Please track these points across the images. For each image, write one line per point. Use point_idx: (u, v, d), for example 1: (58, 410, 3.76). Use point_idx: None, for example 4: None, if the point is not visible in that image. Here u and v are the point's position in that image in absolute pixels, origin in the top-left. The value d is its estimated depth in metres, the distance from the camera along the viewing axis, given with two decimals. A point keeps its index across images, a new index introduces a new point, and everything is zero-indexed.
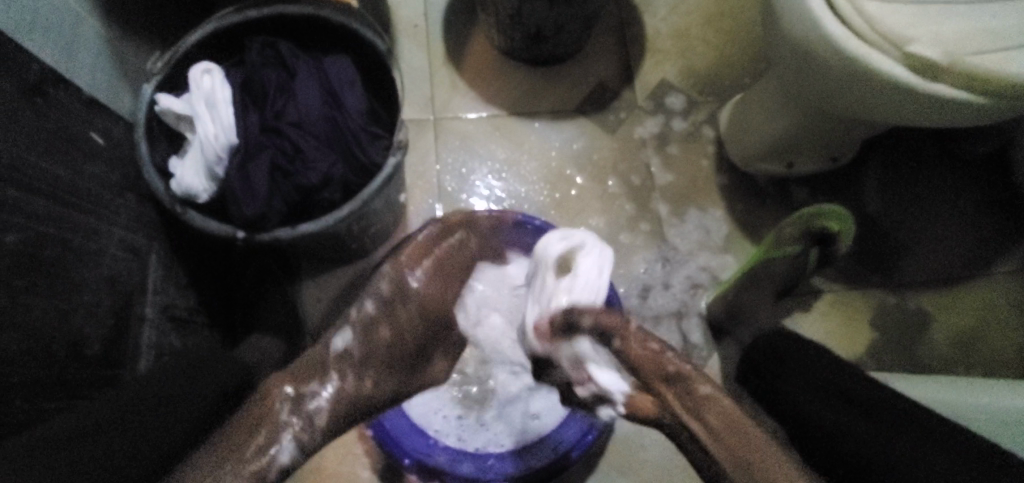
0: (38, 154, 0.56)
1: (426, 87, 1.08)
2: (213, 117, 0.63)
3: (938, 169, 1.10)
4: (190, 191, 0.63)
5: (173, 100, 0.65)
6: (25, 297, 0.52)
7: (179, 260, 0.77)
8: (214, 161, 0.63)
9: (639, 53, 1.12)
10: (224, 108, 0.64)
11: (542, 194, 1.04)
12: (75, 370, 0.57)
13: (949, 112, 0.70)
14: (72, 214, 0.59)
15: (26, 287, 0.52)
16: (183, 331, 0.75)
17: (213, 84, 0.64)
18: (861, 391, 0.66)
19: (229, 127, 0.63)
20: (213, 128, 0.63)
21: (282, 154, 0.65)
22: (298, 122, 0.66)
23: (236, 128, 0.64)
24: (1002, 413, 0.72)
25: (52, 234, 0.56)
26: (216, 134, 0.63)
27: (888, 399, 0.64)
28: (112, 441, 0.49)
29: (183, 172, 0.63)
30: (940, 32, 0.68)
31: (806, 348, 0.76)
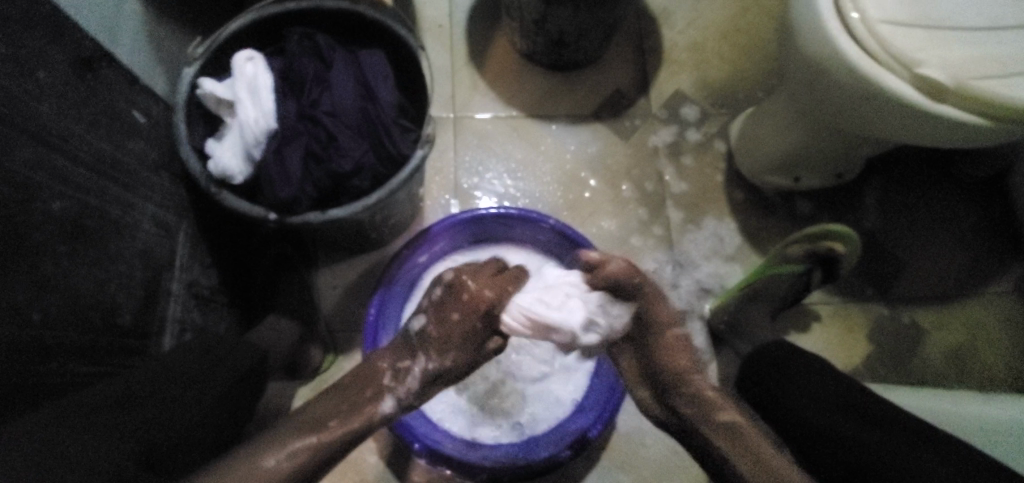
0: (86, 128, 0.58)
1: (447, 85, 1.10)
2: (256, 101, 0.65)
3: (938, 190, 1.14)
4: (228, 173, 0.65)
5: (217, 84, 0.67)
6: (66, 265, 0.54)
7: (203, 240, 0.78)
8: (252, 145, 0.65)
9: (655, 63, 1.16)
10: (265, 95, 0.66)
11: (555, 195, 1.07)
12: (108, 339, 0.60)
13: (954, 133, 0.73)
14: (113, 188, 0.61)
15: (67, 256, 0.54)
16: (205, 309, 0.77)
17: (255, 71, 0.66)
18: (874, 406, 0.70)
19: (269, 112, 0.65)
20: (255, 111, 0.65)
21: (316, 141, 0.67)
22: (332, 111, 0.68)
23: (275, 113, 0.66)
24: (996, 426, 0.75)
25: (95, 206, 0.58)
26: (258, 117, 0.65)
27: (896, 417, 0.67)
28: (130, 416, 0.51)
29: (223, 153, 0.65)
30: (949, 57, 0.71)
31: (810, 357, 0.79)
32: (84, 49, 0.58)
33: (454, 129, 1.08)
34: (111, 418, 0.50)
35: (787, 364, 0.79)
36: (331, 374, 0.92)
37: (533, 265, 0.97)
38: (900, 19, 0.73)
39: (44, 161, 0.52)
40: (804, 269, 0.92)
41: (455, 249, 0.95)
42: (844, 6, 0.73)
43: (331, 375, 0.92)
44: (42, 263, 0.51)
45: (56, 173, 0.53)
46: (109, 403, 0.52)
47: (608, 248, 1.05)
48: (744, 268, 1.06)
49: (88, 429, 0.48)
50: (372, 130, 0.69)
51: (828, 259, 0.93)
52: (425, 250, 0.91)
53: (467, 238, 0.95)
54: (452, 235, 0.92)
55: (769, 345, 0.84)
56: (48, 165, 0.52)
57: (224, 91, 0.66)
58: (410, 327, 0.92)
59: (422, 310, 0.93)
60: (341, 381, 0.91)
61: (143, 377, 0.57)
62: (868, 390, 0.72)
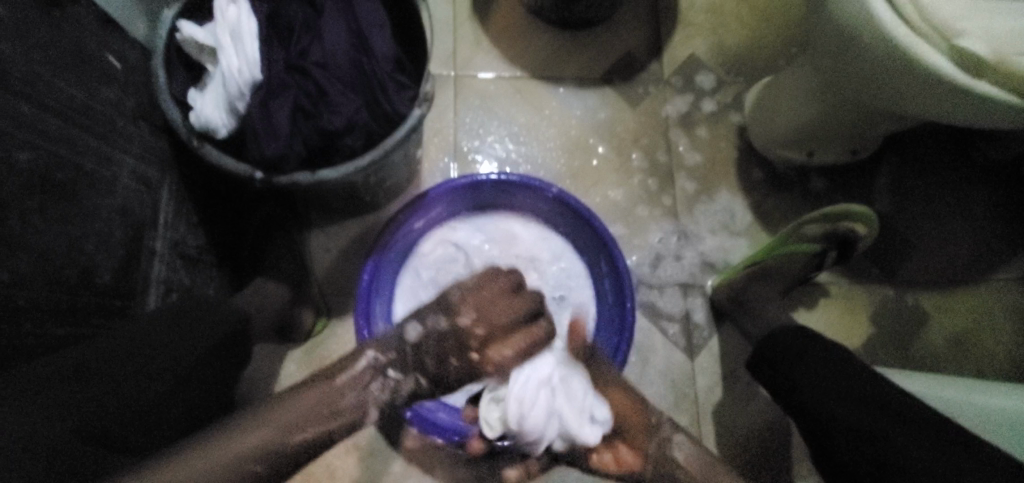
0: (54, 72, 0.53)
1: (449, 40, 1.04)
2: (240, 49, 0.60)
3: (956, 172, 1.10)
4: (210, 127, 0.61)
5: (200, 30, 0.62)
6: (36, 223, 0.51)
7: (188, 194, 0.75)
8: (235, 96, 0.60)
9: (670, 25, 1.09)
10: (249, 41, 0.60)
11: (558, 162, 1.03)
12: (86, 298, 0.57)
13: (986, 112, 0.68)
14: (87, 138, 0.57)
15: (34, 215, 0.50)
16: (191, 269, 0.74)
17: (239, 15, 0.61)
18: (887, 396, 0.67)
19: (253, 61, 0.60)
20: (239, 60, 0.60)
21: (305, 95, 0.63)
22: (325, 63, 0.64)
23: (260, 63, 0.61)
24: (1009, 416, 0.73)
25: (67, 157, 0.54)
26: (241, 66, 0.60)
27: (918, 412, 0.65)
28: (80, 394, 0.50)
29: (204, 105, 0.61)
30: (992, 27, 0.66)
31: (817, 340, 0.77)
32: None
33: (455, 89, 1.02)
34: (67, 396, 0.49)
35: (795, 349, 0.78)
36: (323, 338, 0.90)
37: (535, 234, 0.93)
38: None
39: (6, 106, 0.47)
40: (819, 249, 0.92)
41: (454, 215, 0.92)
42: None
43: (323, 339, 0.90)
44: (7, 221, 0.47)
45: (20, 120, 0.49)
46: (76, 377, 0.51)
47: (612, 218, 1.01)
48: (750, 244, 1.03)
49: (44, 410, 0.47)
50: (366, 86, 0.65)
51: (843, 241, 0.93)
52: (422, 214, 0.87)
53: (465, 204, 0.91)
54: (450, 200, 0.89)
55: (776, 330, 0.82)
56: (12, 112, 0.48)
57: (206, 37, 0.62)
58: (404, 293, 0.89)
59: (416, 277, 0.90)
60: (333, 345, 0.90)
61: (118, 345, 0.55)
62: (880, 376, 0.70)
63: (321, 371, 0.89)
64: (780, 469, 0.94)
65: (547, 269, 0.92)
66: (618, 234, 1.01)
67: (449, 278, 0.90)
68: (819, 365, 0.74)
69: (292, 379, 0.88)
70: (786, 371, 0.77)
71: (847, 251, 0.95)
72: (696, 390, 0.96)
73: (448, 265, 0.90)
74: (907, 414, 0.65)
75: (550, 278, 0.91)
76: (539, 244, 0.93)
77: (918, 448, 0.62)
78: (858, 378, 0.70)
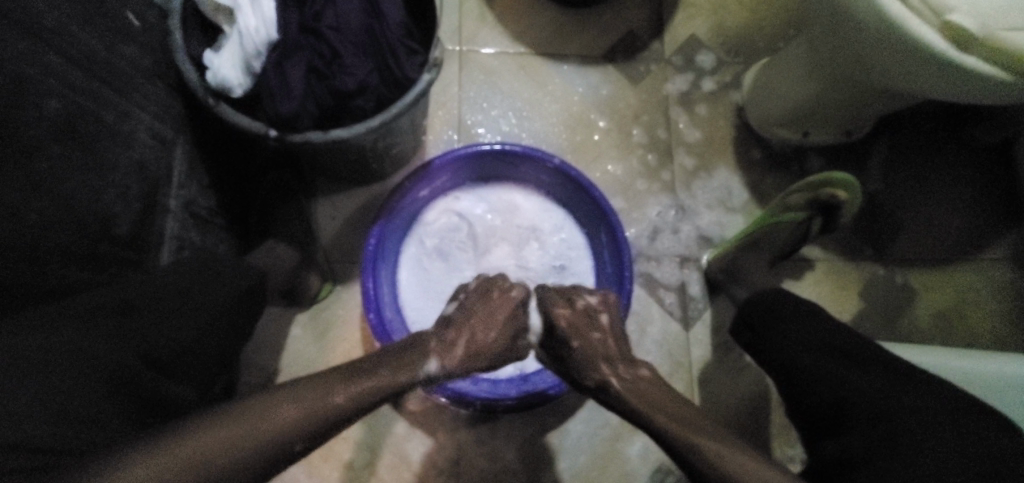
0: (79, 25, 0.55)
1: (455, 15, 1.06)
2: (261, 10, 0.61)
3: (946, 155, 1.13)
4: (229, 87, 0.63)
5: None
6: (60, 169, 0.53)
7: (200, 157, 0.76)
8: (252, 55, 0.62)
9: (672, 6, 1.11)
10: (265, 1, 0.62)
11: (560, 137, 1.05)
12: (105, 247, 0.59)
13: (973, 85, 0.71)
14: (107, 92, 0.58)
15: (57, 163, 0.52)
16: (203, 230, 0.76)
17: None
18: (866, 353, 0.72)
19: (269, 19, 0.61)
20: (260, 20, 0.61)
21: (320, 58, 0.65)
22: (338, 25, 0.66)
23: (276, 22, 0.62)
24: (1000, 379, 0.77)
25: (90, 108, 0.56)
26: (263, 25, 0.61)
27: (895, 367, 0.69)
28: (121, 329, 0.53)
29: (224, 65, 0.62)
30: (984, 2, 0.68)
31: (803, 304, 0.80)
32: None
33: (460, 64, 1.04)
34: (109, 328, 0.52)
35: (780, 312, 0.81)
36: (329, 303, 0.92)
37: (536, 206, 0.96)
38: None
39: (33, 54, 0.49)
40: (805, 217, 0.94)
41: (456, 186, 0.94)
42: None
43: (329, 304, 0.92)
44: (32, 165, 0.49)
45: (46, 68, 0.50)
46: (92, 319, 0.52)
47: (612, 192, 1.04)
48: (745, 220, 1.05)
49: (65, 348, 0.48)
50: (377, 49, 0.67)
51: (826, 205, 0.95)
52: (427, 183, 0.90)
53: (469, 174, 0.93)
54: (454, 170, 0.91)
55: (763, 294, 0.86)
56: (39, 60, 0.50)
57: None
58: (408, 260, 0.92)
59: (421, 245, 0.93)
60: (339, 310, 0.92)
61: (133, 294, 0.57)
62: (863, 338, 0.74)
63: (327, 335, 0.91)
64: (770, 436, 0.97)
65: (547, 240, 0.94)
66: (617, 207, 1.03)
67: (452, 246, 0.92)
68: (804, 327, 0.77)
69: (298, 342, 0.91)
70: (772, 333, 0.80)
71: (830, 216, 0.97)
72: (691, 359, 0.99)
73: (452, 234, 0.92)
74: (891, 369, 0.69)
75: (550, 248, 0.94)
76: (540, 215, 0.95)
77: (891, 392, 0.66)
78: (842, 335, 0.74)
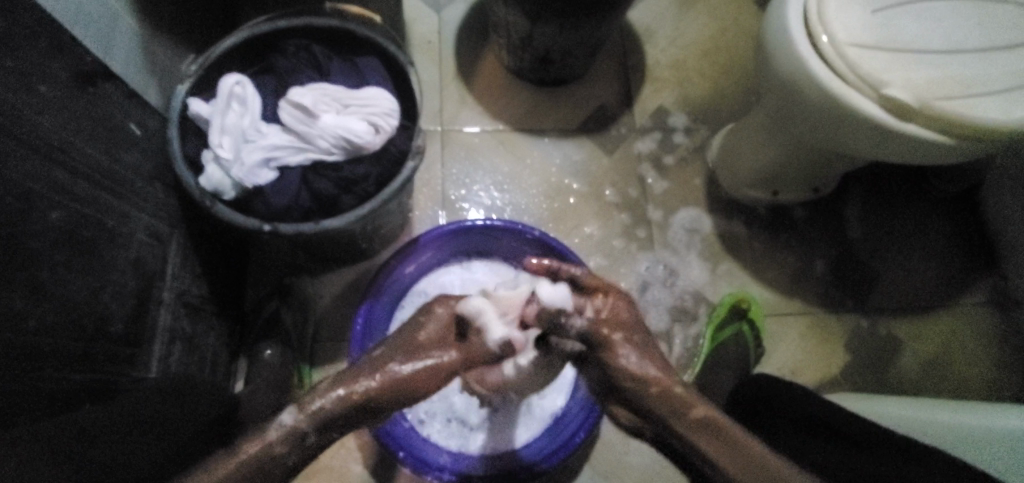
0: (86, 141, 0.60)
1: (436, 99, 1.13)
2: (289, 150, 0.70)
3: (911, 205, 1.17)
4: (246, 185, 0.68)
5: (220, 116, 0.69)
6: (48, 248, 0.54)
7: (195, 251, 0.80)
8: (232, 164, 0.67)
9: (640, 79, 1.20)
10: (251, 124, 0.70)
11: (541, 206, 1.09)
12: (100, 346, 0.60)
13: (919, 150, 0.77)
14: (87, 188, 0.60)
15: (35, 293, 0.53)
16: (194, 318, 0.78)
17: (248, 99, 0.71)
18: (840, 419, 0.66)
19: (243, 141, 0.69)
20: (312, 146, 0.70)
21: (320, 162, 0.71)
22: (356, 146, 0.71)
23: (245, 137, 0.69)
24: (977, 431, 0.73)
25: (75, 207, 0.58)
26: (312, 149, 0.70)
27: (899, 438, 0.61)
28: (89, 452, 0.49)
29: (250, 168, 0.68)
30: (916, 77, 0.74)
31: (789, 387, 0.74)
32: (83, 63, 0.61)
33: (444, 143, 1.11)
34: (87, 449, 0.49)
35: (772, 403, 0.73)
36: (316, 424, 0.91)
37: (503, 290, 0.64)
38: (869, 41, 0.76)
39: (42, 172, 0.54)
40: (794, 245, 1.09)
41: (440, 261, 0.97)
42: (814, 30, 0.77)
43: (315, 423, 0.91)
44: None
45: (52, 184, 0.55)
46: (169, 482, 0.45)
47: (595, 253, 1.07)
48: (722, 276, 1.09)
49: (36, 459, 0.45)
50: (361, 92, 0.73)
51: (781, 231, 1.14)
52: (413, 259, 0.93)
53: (454, 250, 0.97)
54: (439, 246, 0.95)
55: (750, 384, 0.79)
56: (15, 166, 0.51)
57: (239, 118, 0.70)
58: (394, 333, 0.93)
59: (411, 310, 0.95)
60: None
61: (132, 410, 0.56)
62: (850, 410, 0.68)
63: None
64: None
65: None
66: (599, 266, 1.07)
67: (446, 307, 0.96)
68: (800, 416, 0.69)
69: None
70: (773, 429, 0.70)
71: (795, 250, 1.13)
72: None
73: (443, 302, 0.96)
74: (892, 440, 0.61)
75: None
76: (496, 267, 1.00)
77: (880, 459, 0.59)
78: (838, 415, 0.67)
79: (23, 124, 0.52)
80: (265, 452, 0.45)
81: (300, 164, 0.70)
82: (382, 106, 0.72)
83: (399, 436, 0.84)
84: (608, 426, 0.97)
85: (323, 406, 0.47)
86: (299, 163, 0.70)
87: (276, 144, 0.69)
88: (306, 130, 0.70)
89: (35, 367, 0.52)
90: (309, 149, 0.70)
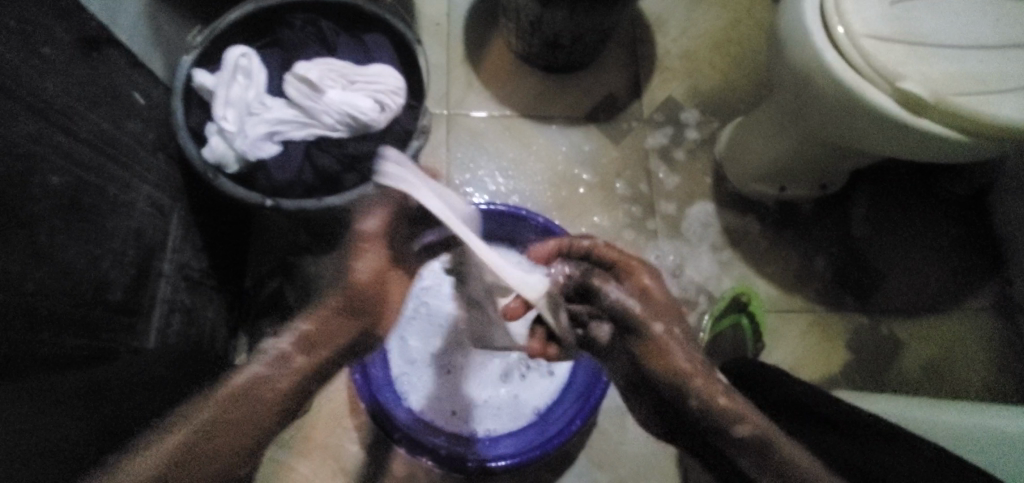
0: (88, 107, 0.60)
1: (443, 83, 1.12)
2: (292, 124, 0.69)
3: (919, 205, 1.16)
4: (249, 158, 0.67)
5: (223, 87, 0.69)
6: (47, 212, 0.53)
7: (197, 224, 0.80)
8: (235, 135, 0.67)
9: (649, 69, 1.18)
10: (255, 97, 0.70)
11: (546, 194, 1.09)
12: (99, 313, 0.59)
13: (932, 147, 0.75)
14: (88, 155, 0.59)
15: (34, 258, 0.52)
16: (195, 292, 0.77)
17: (253, 72, 0.71)
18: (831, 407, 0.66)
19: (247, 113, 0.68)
20: (317, 122, 0.70)
21: (325, 138, 0.70)
22: (361, 122, 0.70)
23: (248, 110, 0.69)
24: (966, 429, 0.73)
25: (76, 173, 0.57)
26: (316, 124, 0.70)
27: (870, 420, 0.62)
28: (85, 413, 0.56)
29: (253, 141, 0.67)
30: (930, 71, 0.73)
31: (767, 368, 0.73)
32: (89, 28, 0.60)
33: (450, 126, 1.10)
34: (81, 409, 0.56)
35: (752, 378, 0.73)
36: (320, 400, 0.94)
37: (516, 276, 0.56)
38: (886, 33, 0.75)
39: (44, 135, 0.53)
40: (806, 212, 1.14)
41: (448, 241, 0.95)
42: (830, 20, 0.76)
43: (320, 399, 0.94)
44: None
45: (54, 147, 0.54)
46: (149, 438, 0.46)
47: None
48: (726, 269, 1.08)
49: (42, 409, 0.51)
50: (368, 69, 0.72)
51: (789, 226, 1.13)
52: None
53: None
54: None
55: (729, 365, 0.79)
56: (16, 127, 0.50)
57: (244, 91, 0.70)
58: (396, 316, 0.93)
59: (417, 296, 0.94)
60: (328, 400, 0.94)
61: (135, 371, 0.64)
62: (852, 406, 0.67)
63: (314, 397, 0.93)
64: None
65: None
66: None
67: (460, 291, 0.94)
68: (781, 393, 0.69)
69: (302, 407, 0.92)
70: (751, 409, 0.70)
71: (801, 247, 1.12)
72: None
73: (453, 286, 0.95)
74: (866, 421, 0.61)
75: None
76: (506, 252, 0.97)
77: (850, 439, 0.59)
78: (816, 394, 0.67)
79: (23, 85, 0.51)
80: (251, 379, 0.47)
81: (304, 139, 0.70)
82: (388, 84, 0.71)
83: (402, 417, 0.85)
84: (605, 416, 0.97)
85: (303, 335, 0.49)
86: (304, 137, 0.70)
87: (279, 118, 0.69)
88: (311, 105, 0.69)
89: (35, 331, 0.51)
90: (315, 126, 0.70)
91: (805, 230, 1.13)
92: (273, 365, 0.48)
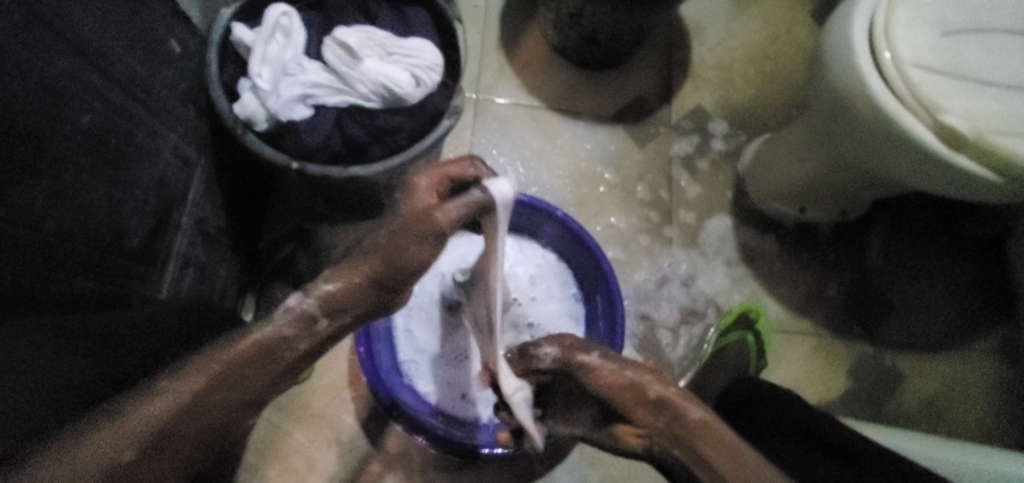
0: (125, 50, 0.59)
1: (474, 66, 1.11)
2: (326, 89, 0.68)
3: (936, 241, 1.15)
4: (280, 118, 0.67)
5: (260, 44, 0.68)
6: (74, 151, 0.53)
7: (218, 179, 0.79)
8: (268, 94, 0.66)
9: (682, 75, 1.17)
10: (292, 57, 0.69)
11: (565, 189, 1.08)
12: (114, 259, 0.59)
13: (964, 184, 0.74)
14: (121, 99, 0.59)
15: (56, 196, 0.51)
16: (208, 248, 0.77)
17: (292, 32, 0.70)
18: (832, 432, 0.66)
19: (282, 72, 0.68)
20: (351, 89, 0.69)
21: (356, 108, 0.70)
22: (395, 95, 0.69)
23: (284, 69, 0.68)
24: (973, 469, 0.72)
25: (106, 115, 0.57)
26: (350, 92, 0.69)
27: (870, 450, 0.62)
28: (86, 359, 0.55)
29: (286, 102, 0.67)
30: (974, 107, 0.72)
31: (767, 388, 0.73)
32: None
33: (476, 111, 1.09)
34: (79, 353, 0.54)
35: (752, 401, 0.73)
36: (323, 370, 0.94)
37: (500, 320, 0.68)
38: (932, 64, 0.74)
39: (78, 74, 0.53)
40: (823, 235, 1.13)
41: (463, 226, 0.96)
42: (877, 45, 0.75)
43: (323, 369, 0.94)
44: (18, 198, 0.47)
45: (88, 87, 0.54)
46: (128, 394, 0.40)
47: (613, 244, 1.06)
48: (736, 284, 1.08)
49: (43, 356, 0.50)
50: (407, 41, 0.71)
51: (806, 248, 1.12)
52: None
53: None
54: None
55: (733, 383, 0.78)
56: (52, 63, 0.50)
57: (281, 50, 0.69)
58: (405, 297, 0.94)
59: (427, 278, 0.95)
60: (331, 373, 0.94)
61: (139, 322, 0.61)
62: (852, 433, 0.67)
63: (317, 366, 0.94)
64: None
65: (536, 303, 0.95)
66: (614, 257, 1.06)
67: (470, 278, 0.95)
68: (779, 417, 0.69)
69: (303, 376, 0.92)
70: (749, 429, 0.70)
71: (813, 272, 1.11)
72: None
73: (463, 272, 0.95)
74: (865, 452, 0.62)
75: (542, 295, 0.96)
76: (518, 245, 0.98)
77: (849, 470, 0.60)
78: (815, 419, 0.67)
79: (64, 20, 0.51)
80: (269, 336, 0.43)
81: (337, 106, 0.69)
82: (426, 59, 0.71)
83: (405, 398, 0.85)
84: None
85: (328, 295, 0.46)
86: (336, 104, 0.69)
87: (314, 82, 0.68)
88: (347, 72, 0.68)
89: (49, 270, 0.51)
90: (349, 94, 0.69)
91: (818, 255, 1.12)
92: (291, 328, 0.44)
